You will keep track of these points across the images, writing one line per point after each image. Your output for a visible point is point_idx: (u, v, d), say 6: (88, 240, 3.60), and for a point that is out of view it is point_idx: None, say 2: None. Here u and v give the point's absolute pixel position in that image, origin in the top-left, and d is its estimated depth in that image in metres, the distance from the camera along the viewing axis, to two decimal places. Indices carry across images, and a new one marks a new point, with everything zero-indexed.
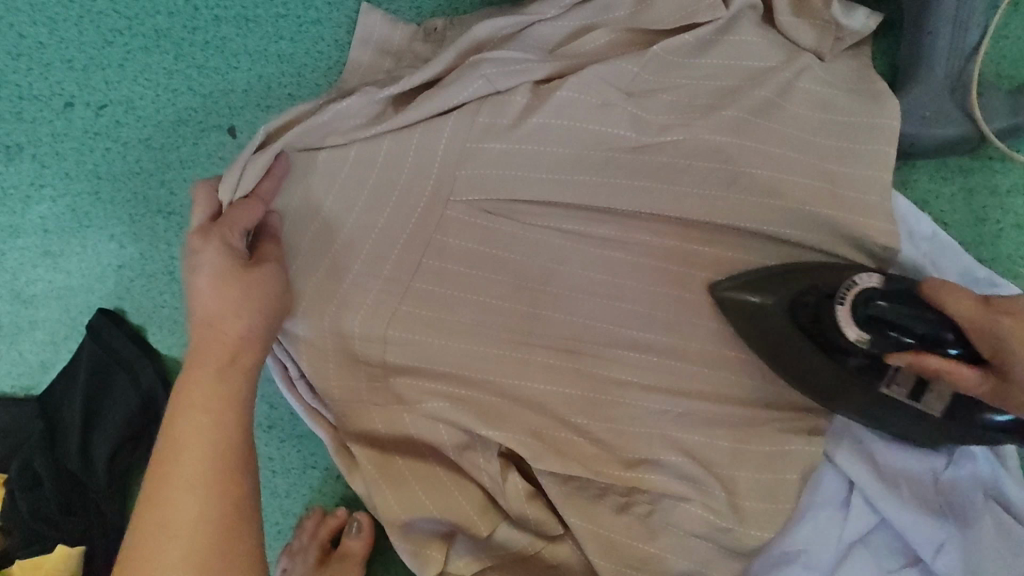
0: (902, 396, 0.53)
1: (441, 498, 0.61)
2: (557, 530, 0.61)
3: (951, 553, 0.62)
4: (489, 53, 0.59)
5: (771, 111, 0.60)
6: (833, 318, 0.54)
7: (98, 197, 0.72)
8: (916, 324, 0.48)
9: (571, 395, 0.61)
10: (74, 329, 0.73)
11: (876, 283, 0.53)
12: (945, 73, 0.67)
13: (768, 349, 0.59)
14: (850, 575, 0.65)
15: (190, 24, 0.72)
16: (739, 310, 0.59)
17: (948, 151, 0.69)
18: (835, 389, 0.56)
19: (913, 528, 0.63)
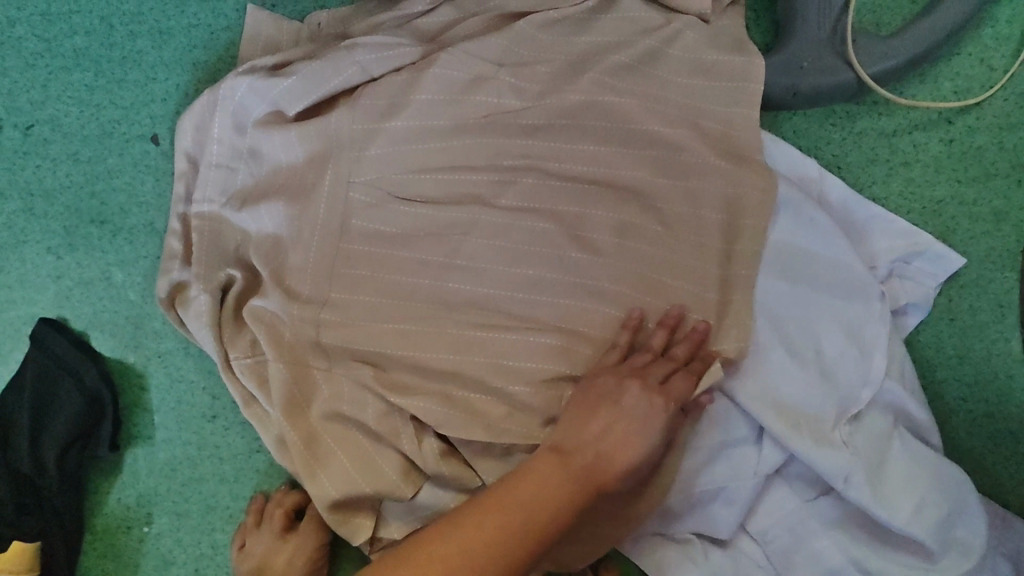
0: None
1: (370, 474, 0.65)
2: (478, 482, 0.66)
3: (858, 483, 0.65)
4: (362, 40, 0.67)
5: (641, 74, 0.67)
6: None
7: (32, 213, 0.76)
8: None
9: (480, 360, 0.64)
10: (20, 341, 0.76)
11: None
12: (819, 26, 0.71)
13: None
14: (769, 503, 0.70)
15: (107, 41, 0.76)
16: None
17: (832, 98, 0.73)
18: None
19: (821, 463, 0.65)
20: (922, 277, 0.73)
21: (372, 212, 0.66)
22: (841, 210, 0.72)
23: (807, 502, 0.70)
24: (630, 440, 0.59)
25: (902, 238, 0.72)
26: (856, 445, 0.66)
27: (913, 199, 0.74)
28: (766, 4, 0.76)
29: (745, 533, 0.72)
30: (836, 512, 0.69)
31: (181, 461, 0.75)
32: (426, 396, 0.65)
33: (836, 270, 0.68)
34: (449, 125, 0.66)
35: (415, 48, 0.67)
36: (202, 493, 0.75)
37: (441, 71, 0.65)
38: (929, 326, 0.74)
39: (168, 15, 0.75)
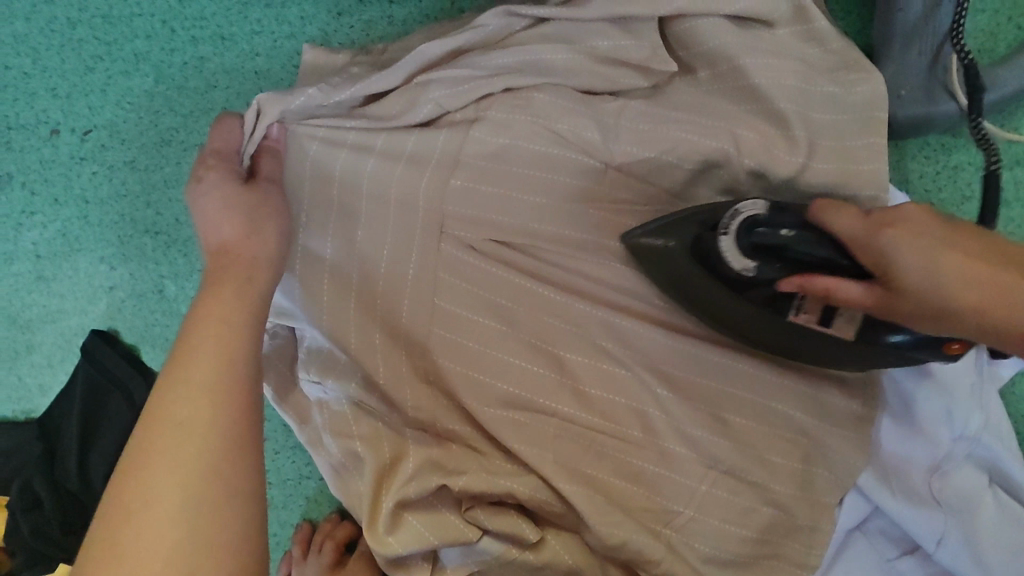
0: (812, 323, 0.55)
1: (436, 524, 0.62)
2: (532, 537, 0.62)
3: (955, 544, 0.62)
4: (436, 76, 0.61)
5: (727, 106, 0.64)
6: (717, 247, 0.56)
7: (87, 221, 0.74)
8: (813, 251, 0.52)
9: (555, 395, 0.63)
10: (70, 352, 0.76)
11: (757, 209, 0.56)
12: (921, 52, 0.66)
13: (672, 286, 0.61)
14: (849, 563, 0.66)
15: (168, 46, 0.72)
16: (650, 255, 0.61)
17: (928, 130, 0.68)
18: (744, 326, 0.59)
19: (914, 521, 0.62)
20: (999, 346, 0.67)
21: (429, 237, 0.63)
22: None
23: (887, 562, 0.66)
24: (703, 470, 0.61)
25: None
26: (950, 501, 0.62)
27: (1009, 239, 0.70)
28: (860, 25, 0.71)
29: None
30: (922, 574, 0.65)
31: None
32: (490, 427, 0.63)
33: None
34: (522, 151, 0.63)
35: (488, 76, 0.62)
36: None
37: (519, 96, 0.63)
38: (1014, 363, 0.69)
39: (231, 20, 0.72)
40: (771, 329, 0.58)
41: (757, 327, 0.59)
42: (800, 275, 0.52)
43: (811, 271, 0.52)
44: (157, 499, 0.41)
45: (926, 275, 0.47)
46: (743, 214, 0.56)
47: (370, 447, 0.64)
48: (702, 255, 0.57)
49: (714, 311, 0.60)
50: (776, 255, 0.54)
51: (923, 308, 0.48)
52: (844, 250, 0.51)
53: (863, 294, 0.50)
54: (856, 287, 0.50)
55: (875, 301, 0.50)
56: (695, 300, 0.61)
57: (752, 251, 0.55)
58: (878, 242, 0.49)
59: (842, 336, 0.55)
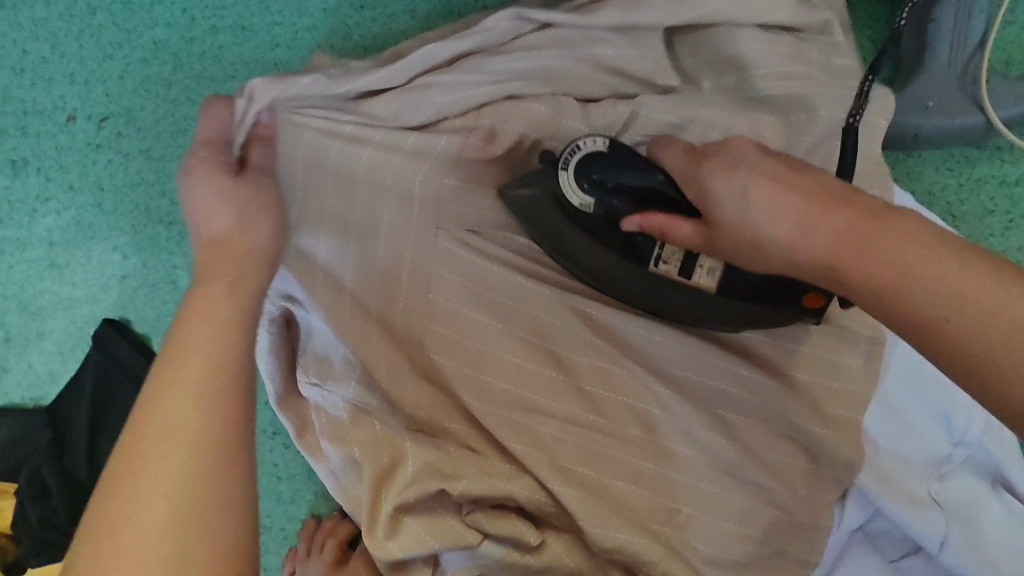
0: (675, 271, 0.55)
1: (438, 529, 0.60)
2: (533, 540, 0.61)
3: (961, 549, 0.60)
4: (439, 80, 0.60)
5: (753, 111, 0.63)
6: (560, 184, 0.55)
7: (101, 208, 0.74)
8: (633, 177, 0.52)
9: (568, 397, 0.62)
10: (81, 340, 0.75)
11: (599, 146, 0.54)
12: (949, 62, 0.66)
13: (552, 244, 0.60)
14: (852, 567, 0.64)
15: (188, 35, 0.72)
16: (523, 208, 0.59)
17: (954, 141, 0.67)
18: (613, 276, 0.58)
19: (921, 527, 0.60)
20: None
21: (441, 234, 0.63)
22: None
23: (892, 565, 0.64)
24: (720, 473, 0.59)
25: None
26: (950, 504, 0.61)
27: None
28: (886, 34, 0.71)
29: None
30: None
31: None
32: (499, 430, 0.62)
33: None
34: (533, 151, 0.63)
35: (493, 81, 0.61)
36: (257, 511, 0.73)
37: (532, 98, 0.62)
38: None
39: (252, 11, 0.71)
40: (636, 281, 0.57)
41: (639, 290, 0.58)
42: (641, 214, 0.50)
43: (653, 208, 0.51)
44: (145, 520, 0.37)
45: (738, 205, 0.44)
46: (585, 149, 0.54)
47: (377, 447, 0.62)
48: (564, 202, 0.55)
49: (577, 258, 0.59)
50: (617, 192, 0.53)
51: (739, 243, 0.45)
52: (675, 184, 0.51)
53: (691, 232, 0.48)
54: (686, 227, 0.48)
55: (701, 240, 0.48)
56: (562, 249, 0.59)
57: (592, 187, 0.53)
58: (700, 175, 0.47)
59: (705, 285, 0.55)
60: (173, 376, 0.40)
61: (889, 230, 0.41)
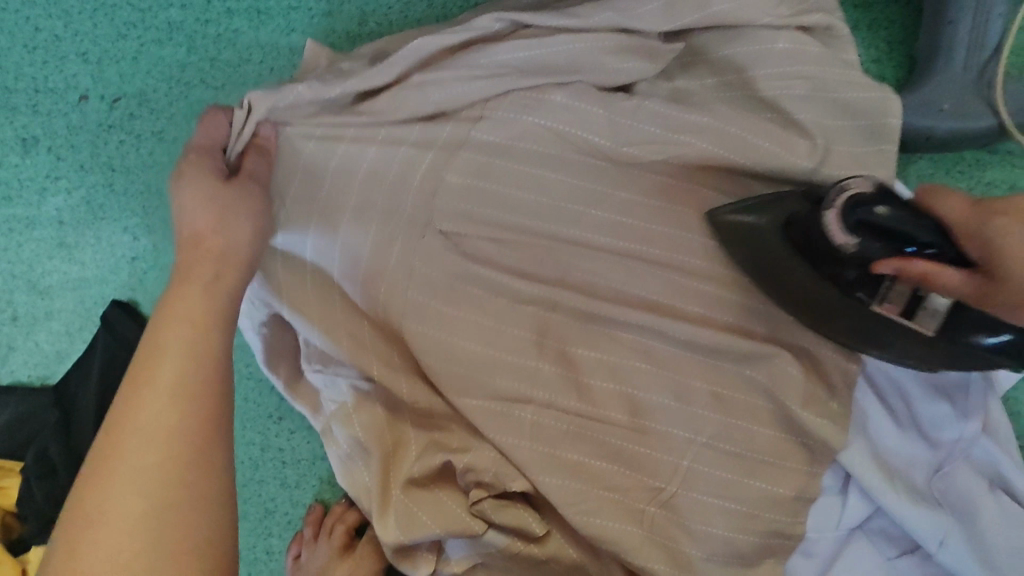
0: (894, 314, 0.51)
1: (441, 518, 0.61)
2: (537, 530, 0.62)
3: (956, 547, 0.59)
4: (434, 79, 0.59)
5: None
6: (822, 222, 0.52)
7: (112, 189, 0.74)
8: (909, 228, 0.48)
9: (579, 391, 0.61)
10: (89, 320, 0.76)
11: (865, 188, 0.52)
12: (965, 66, 0.65)
13: (768, 278, 0.58)
14: (852, 563, 0.63)
15: (203, 17, 0.71)
16: (734, 235, 0.59)
17: (966, 144, 0.67)
18: (832, 313, 0.55)
19: (918, 523, 0.59)
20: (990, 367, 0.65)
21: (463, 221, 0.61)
22: None
23: (888, 561, 0.63)
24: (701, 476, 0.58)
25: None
26: (947, 502, 0.61)
27: None
28: (903, 33, 0.71)
29: None
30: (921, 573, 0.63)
31: (244, 460, 0.73)
32: (511, 430, 0.60)
33: None
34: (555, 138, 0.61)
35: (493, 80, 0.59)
36: (263, 495, 0.73)
37: (547, 88, 0.60)
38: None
39: None
40: (853, 319, 0.54)
41: (861, 328, 0.55)
42: (896, 258, 0.48)
43: (910, 252, 0.48)
44: (119, 514, 0.40)
45: (1017, 254, 0.44)
46: (850, 192, 0.52)
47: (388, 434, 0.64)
48: (800, 233, 0.55)
49: (813, 304, 0.56)
50: (884, 235, 0.49)
51: (993, 296, 0.45)
52: (938, 228, 0.48)
53: (963, 282, 0.46)
54: (954, 275, 0.46)
55: (972, 292, 0.46)
56: (778, 279, 0.57)
57: (857, 229, 0.50)
58: (989, 228, 0.46)
59: (925, 329, 0.50)
60: (147, 379, 0.44)
61: None
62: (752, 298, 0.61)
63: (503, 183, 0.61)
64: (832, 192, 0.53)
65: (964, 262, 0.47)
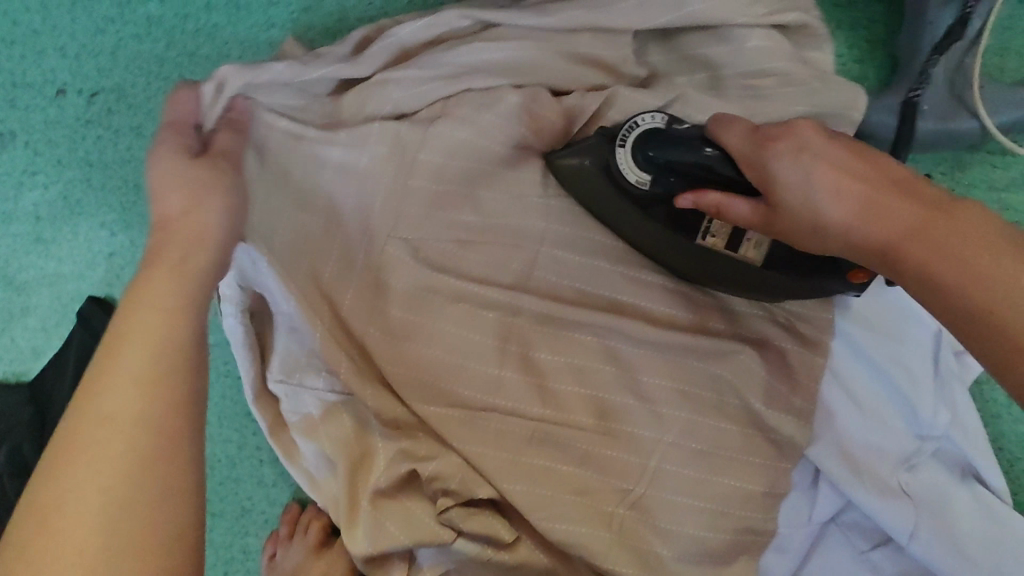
0: (721, 245, 0.57)
1: (409, 527, 0.61)
2: (506, 537, 0.62)
3: (927, 538, 0.61)
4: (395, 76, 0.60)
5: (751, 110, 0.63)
6: (617, 159, 0.56)
7: (89, 184, 0.73)
8: (681, 154, 0.52)
9: (551, 389, 0.61)
10: (66, 316, 0.75)
11: (657, 123, 0.56)
12: (945, 66, 0.66)
13: (598, 213, 0.61)
14: (825, 554, 0.65)
15: (182, 11, 0.71)
16: (568, 176, 0.60)
17: (947, 146, 0.67)
18: (657, 247, 0.59)
19: (886, 515, 0.62)
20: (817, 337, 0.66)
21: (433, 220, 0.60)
22: None
23: (863, 553, 0.65)
24: None
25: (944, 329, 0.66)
26: (918, 496, 0.62)
27: None
28: (886, 33, 0.70)
29: None
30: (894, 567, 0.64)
31: (221, 458, 0.73)
32: (479, 436, 0.60)
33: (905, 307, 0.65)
34: (528, 139, 0.61)
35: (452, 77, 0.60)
36: (239, 493, 0.72)
37: (507, 87, 0.60)
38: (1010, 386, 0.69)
39: None
40: (679, 253, 0.59)
41: (686, 264, 0.59)
42: (693, 191, 0.52)
43: (710, 186, 0.52)
44: (80, 505, 0.39)
45: (802, 188, 0.47)
46: (642, 127, 0.56)
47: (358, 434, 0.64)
48: (613, 174, 0.57)
49: (632, 236, 0.60)
50: (672, 170, 0.54)
51: (799, 226, 0.48)
52: (730, 161, 0.51)
53: (747, 210, 0.50)
54: (741, 205, 0.50)
55: (759, 219, 0.50)
56: (613, 218, 0.59)
57: (648, 163, 0.55)
58: (763, 156, 0.48)
59: (750, 258, 0.57)
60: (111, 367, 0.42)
61: (955, 223, 0.44)
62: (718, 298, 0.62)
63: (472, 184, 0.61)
64: (626, 127, 0.57)
65: (752, 191, 0.51)
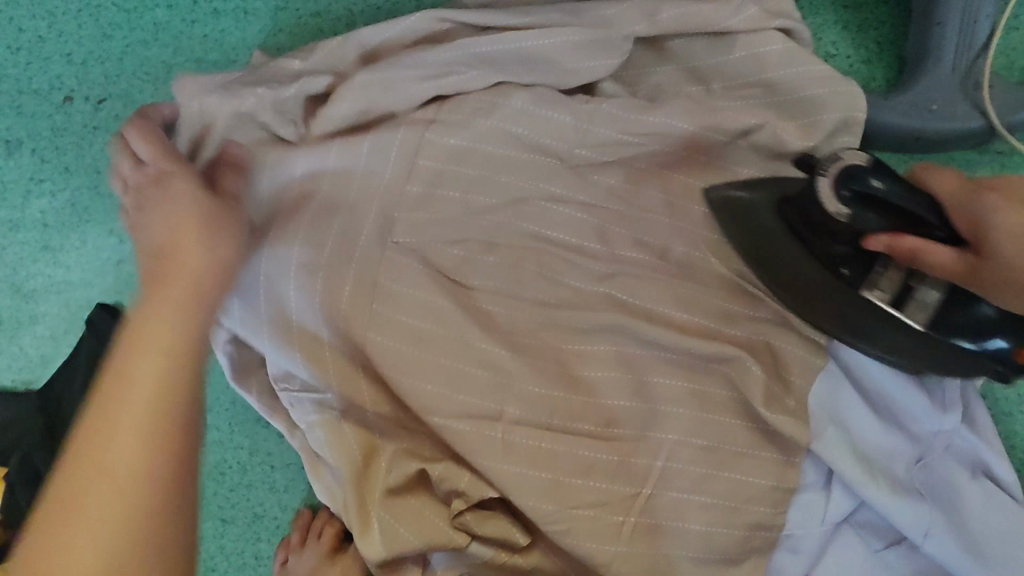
0: (881, 300, 0.60)
1: (422, 530, 0.62)
2: (522, 540, 0.63)
3: (939, 536, 0.63)
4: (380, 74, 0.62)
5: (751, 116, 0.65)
6: (816, 188, 0.57)
7: (97, 191, 0.73)
8: (905, 203, 0.52)
9: (561, 390, 0.62)
10: (74, 323, 0.75)
11: (862, 161, 0.55)
12: (955, 66, 0.66)
13: (754, 253, 0.64)
14: (838, 555, 0.65)
15: (189, 17, 0.71)
16: (729, 210, 0.65)
17: (957, 144, 0.68)
18: (819, 290, 0.62)
19: (899, 513, 0.62)
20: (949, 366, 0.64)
21: (442, 228, 0.63)
22: None
23: (877, 552, 0.65)
24: None
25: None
26: (927, 492, 0.64)
27: None
28: (893, 35, 0.71)
29: None
30: (905, 564, 0.65)
31: (232, 464, 0.72)
32: (493, 446, 0.61)
33: None
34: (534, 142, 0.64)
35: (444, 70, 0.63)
36: (251, 500, 0.72)
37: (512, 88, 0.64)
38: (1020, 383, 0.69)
39: None
40: (831, 291, 0.62)
41: (842, 310, 0.62)
42: (890, 234, 0.53)
43: (908, 229, 0.53)
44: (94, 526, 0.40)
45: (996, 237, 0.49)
46: (846, 162, 0.56)
47: (368, 439, 0.65)
48: (787, 207, 0.62)
49: (783, 274, 0.63)
50: (875, 206, 0.53)
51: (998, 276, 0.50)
52: (937, 209, 0.52)
53: (955, 259, 0.51)
54: (945, 253, 0.52)
55: (965, 268, 0.51)
56: (763, 256, 0.64)
57: (850, 201, 0.54)
58: (983, 202, 0.51)
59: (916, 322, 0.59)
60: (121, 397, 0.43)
61: None
62: (719, 299, 0.64)
63: (475, 190, 0.63)
64: (828, 159, 0.57)
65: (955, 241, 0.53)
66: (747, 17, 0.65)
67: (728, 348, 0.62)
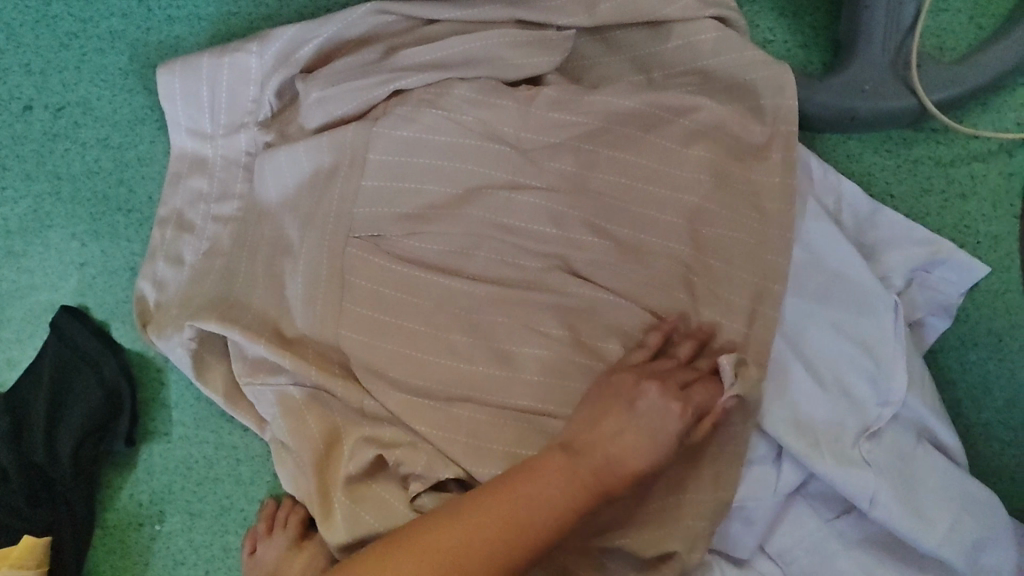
0: None
1: (381, 512, 0.63)
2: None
3: (885, 504, 0.63)
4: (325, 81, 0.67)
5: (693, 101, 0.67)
6: None
7: (58, 196, 0.74)
8: None
9: (513, 371, 0.64)
10: (39, 327, 0.76)
11: None
12: (885, 49, 0.68)
13: None
14: (791, 525, 0.67)
15: (144, 24, 0.73)
16: None
17: (888, 124, 0.70)
18: None
19: (845, 482, 0.63)
20: (943, 288, 0.70)
21: (393, 222, 0.66)
22: (856, 219, 0.71)
23: (828, 521, 0.67)
24: (633, 449, 0.58)
25: (920, 248, 0.69)
26: (877, 463, 0.64)
27: (967, 233, 0.71)
28: (826, 20, 0.73)
29: (764, 554, 0.68)
30: (859, 532, 0.66)
31: (197, 458, 0.74)
32: (449, 429, 0.63)
33: (855, 282, 0.66)
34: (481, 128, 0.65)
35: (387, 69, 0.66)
36: (217, 493, 0.74)
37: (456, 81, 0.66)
38: (963, 352, 0.71)
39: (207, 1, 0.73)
40: None
41: None
42: None
43: None
44: None
45: None
46: None
47: (328, 426, 0.66)
48: None
49: None
50: None
51: None
52: None
53: None
54: None
55: None
56: None
57: None
58: None
59: None
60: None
61: None
62: (668, 276, 0.66)
63: (424, 183, 0.66)
64: None
65: None
66: (682, 7, 0.67)
67: (672, 328, 0.64)
